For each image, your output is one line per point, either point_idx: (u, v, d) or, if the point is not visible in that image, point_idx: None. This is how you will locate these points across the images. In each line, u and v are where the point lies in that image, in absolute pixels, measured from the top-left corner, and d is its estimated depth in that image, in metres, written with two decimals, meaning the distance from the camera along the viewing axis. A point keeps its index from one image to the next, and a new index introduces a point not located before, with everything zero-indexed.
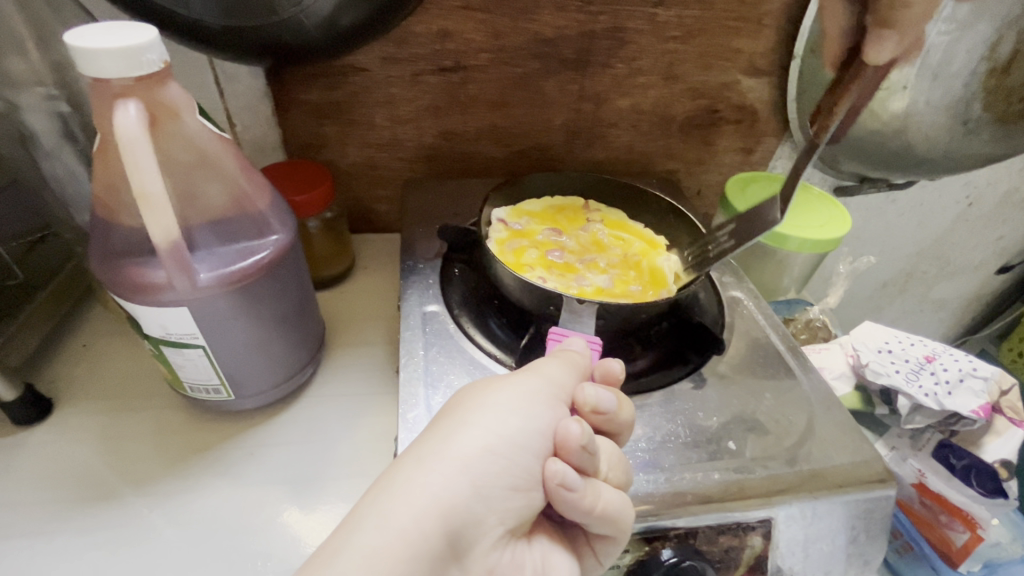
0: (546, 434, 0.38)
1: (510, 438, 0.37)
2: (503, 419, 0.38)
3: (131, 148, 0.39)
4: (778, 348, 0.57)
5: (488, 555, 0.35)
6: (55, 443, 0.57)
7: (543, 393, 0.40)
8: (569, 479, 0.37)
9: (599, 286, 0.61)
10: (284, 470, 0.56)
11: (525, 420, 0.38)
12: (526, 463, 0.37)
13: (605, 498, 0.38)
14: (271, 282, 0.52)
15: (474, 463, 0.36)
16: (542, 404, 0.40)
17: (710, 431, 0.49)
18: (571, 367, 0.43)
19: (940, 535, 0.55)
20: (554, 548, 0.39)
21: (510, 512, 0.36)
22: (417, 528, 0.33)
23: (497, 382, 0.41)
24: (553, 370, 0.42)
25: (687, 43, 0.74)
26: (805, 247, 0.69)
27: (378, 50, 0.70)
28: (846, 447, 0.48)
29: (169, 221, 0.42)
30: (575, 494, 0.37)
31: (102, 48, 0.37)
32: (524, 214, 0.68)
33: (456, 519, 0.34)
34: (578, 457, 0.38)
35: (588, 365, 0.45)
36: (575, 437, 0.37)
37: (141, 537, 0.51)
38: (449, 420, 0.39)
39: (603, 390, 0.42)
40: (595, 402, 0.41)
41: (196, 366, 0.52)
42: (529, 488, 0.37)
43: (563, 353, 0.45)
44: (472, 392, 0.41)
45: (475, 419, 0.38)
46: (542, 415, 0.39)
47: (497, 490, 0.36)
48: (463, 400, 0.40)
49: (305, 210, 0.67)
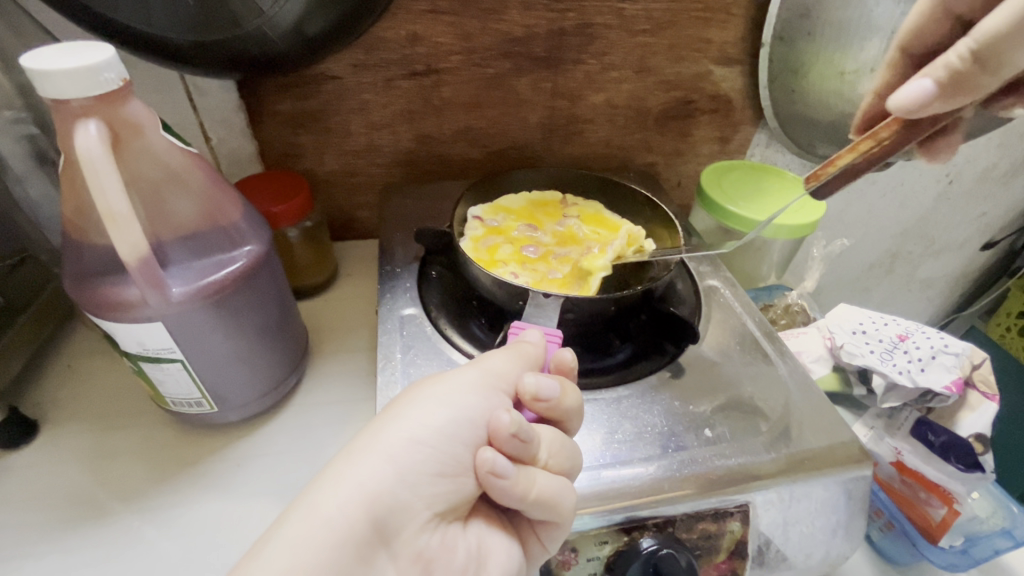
0: (478, 423, 0.40)
1: (437, 428, 0.38)
2: (435, 411, 0.39)
3: (93, 167, 0.39)
4: (754, 334, 0.58)
5: (417, 538, 0.36)
6: (43, 464, 0.57)
7: (478, 383, 0.41)
8: (499, 467, 0.37)
9: (567, 279, 0.62)
10: (270, 480, 0.57)
11: (455, 411, 0.39)
12: (454, 451, 0.38)
13: (541, 485, 0.39)
14: (246, 294, 0.52)
15: (400, 452, 0.37)
16: (476, 395, 0.41)
17: (688, 418, 0.50)
18: (516, 359, 0.45)
19: (920, 513, 0.51)
20: (491, 531, 0.40)
21: (438, 496, 0.37)
22: (343, 518, 0.34)
23: (434, 378, 0.42)
24: (494, 363, 0.43)
25: (657, 36, 0.75)
26: (780, 233, 0.69)
27: (348, 57, 0.70)
28: (823, 430, 0.48)
29: (136, 237, 0.42)
30: (506, 481, 0.38)
31: (58, 69, 0.37)
32: (502, 210, 0.69)
33: (381, 506, 0.36)
34: (511, 445, 0.38)
35: (541, 356, 0.46)
36: (505, 426, 0.38)
37: (131, 551, 0.51)
38: (381, 415, 0.40)
39: (545, 379, 0.42)
40: (535, 390, 0.42)
41: (177, 380, 0.52)
42: (458, 474, 0.38)
43: (517, 346, 0.46)
44: (409, 391, 0.43)
45: (404, 412, 0.39)
46: (475, 405, 0.40)
47: (422, 477, 0.37)
48: (399, 397, 0.42)
49: (283, 221, 0.68)
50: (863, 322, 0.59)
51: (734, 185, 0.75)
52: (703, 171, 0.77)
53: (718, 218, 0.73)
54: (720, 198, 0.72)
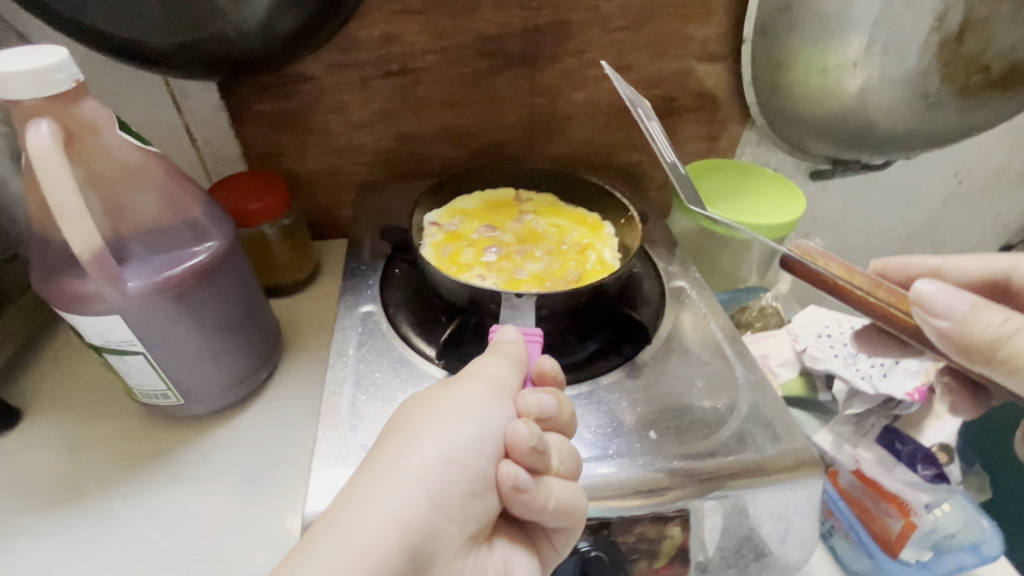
0: (498, 439, 0.39)
1: (463, 447, 0.38)
2: (458, 429, 0.39)
3: (45, 165, 0.41)
4: (717, 336, 0.56)
5: (452, 562, 0.36)
6: (21, 451, 0.60)
7: (491, 396, 0.41)
8: (521, 481, 0.37)
9: (535, 276, 0.61)
10: (233, 472, 0.58)
11: (478, 427, 0.39)
12: (480, 468, 0.38)
13: (558, 494, 0.39)
14: (209, 289, 0.53)
15: (427, 473, 0.36)
16: (493, 409, 0.40)
17: (633, 420, 0.48)
18: (513, 363, 0.44)
19: (879, 526, 0.49)
20: (515, 550, 0.40)
21: (469, 518, 0.37)
22: (377, 544, 0.34)
23: (446, 391, 0.42)
24: (491, 370, 0.43)
25: (636, 33, 0.74)
26: (760, 231, 0.67)
27: (324, 58, 0.71)
28: (776, 433, 0.46)
29: (88, 233, 0.43)
30: (527, 495, 0.37)
31: (10, 70, 0.39)
32: (458, 214, 0.69)
33: (417, 531, 0.35)
34: (530, 459, 0.38)
35: (524, 354, 0.45)
36: (524, 438, 0.38)
37: (98, 535, 0.53)
38: (403, 435, 0.39)
39: (545, 396, 0.41)
40: (537, 409, 0.41)
41: (141, 372, 0.54)
42: (485, 492, 0.38)
43: (498, 347, 0.45)
44: (423, 407, 0.42)
45: (426, 432, 0.39)
46: (494, 420, 0.40)
47: (453, 499, 0.36)
48: (415, 414, 0.41)
49: (260, 218, 0.69)
50: (828, 325, 0.58)
51: (709, 185, 0.73)
52: (683, 170, 0.75)
53: (693, 218, 0.71)
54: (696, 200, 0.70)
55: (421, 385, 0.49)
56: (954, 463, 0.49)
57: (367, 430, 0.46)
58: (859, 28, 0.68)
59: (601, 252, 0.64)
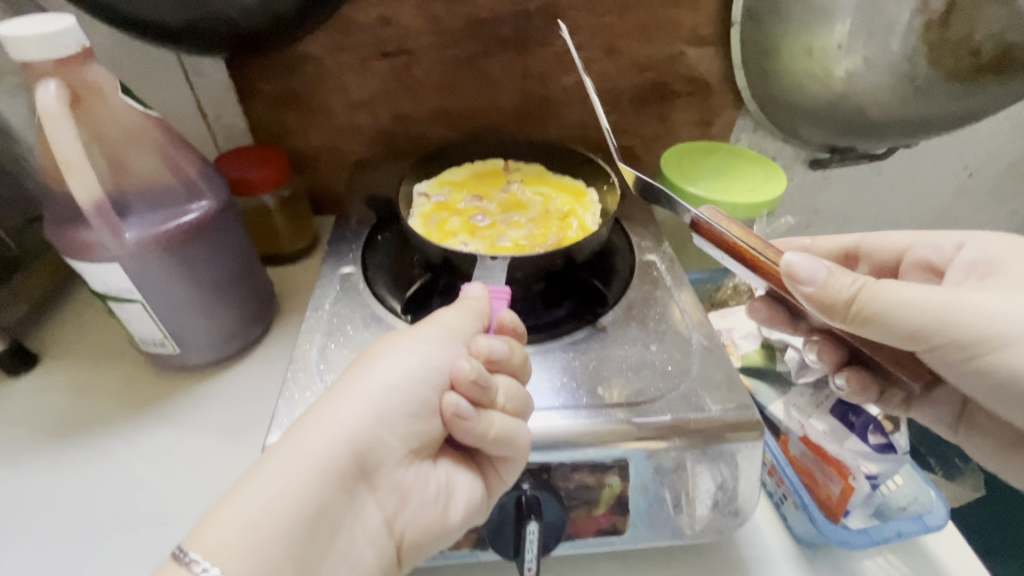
0: (444, 371, 0.42)
1: (409, 375, 0.41)
2: (404, 360, 0.42)
3: (53, 121, 0.46)
4: (678, 306, 0.57)
5: (395, 472, 0.40)
6: (36, 391, 0.65)
7: (442, 335, 0.44)
8: (462, 410, 0.40)
9: (518, 241, 0.62)
10: (220, 418, 0.62)
11: (423, 359, 0.42)
12: (422, 394, 0.41)
13: (499, 425, 0.41)
14: (202, 245, 0.58)
15: (376, 396, 0.40)
16: (441, 345, 0.43)
17: (585, 377, 0.50)
18: (470, 314, 0.46)
19: (823, 491, 0.50)
20: (459, 470, 0.43)
21: (412, 434, 0.41)
22: (326, 450, 0.38)
23: (403, 331, 0.45)
24: (452, 317, 0.45)
25: (622, 17, 0.76)
26: (738, 212, 0.68)
27: (325, 39, 0.76)
28: (723, 396, 0.48)
29: (90, 184, 0.48)
30: (468, 422, 0.41)
31: (24, 34, 0.44)
32: (446, 184, 0.70)
33: (361, 442, 0.39)
34: (472, 391, 0.41)
35: (486, 308, 0.47)
36: (466, 372, 0.41)
37: (97, 466, 0.58)
38: (360, 364, 0.43)
39: (496, 341, 0.44)
40: (487, 351, 0.43)
41: (139, 320, 0.59)
42: (428, 415, 0.41)
43: (460, 300, 0.47)
44: (382, 345, 0.45)
45: (378, 363, 0.42)
46: (440, 354, 0.43)
47: (398, 417, 0.40)
48: (373, 349, 0.45)
49: (259, 187, 0.74)
50: None
51: (688, 163, 0.74)
52: (665, 154, 0.76)
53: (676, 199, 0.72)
54: (677, 179, 0.71)
55: None
56: (900, 432, 0.50)
57: (333, 375, 0.49)
58: (842, 12, 0.69)
59: (582, 218, 0.65)
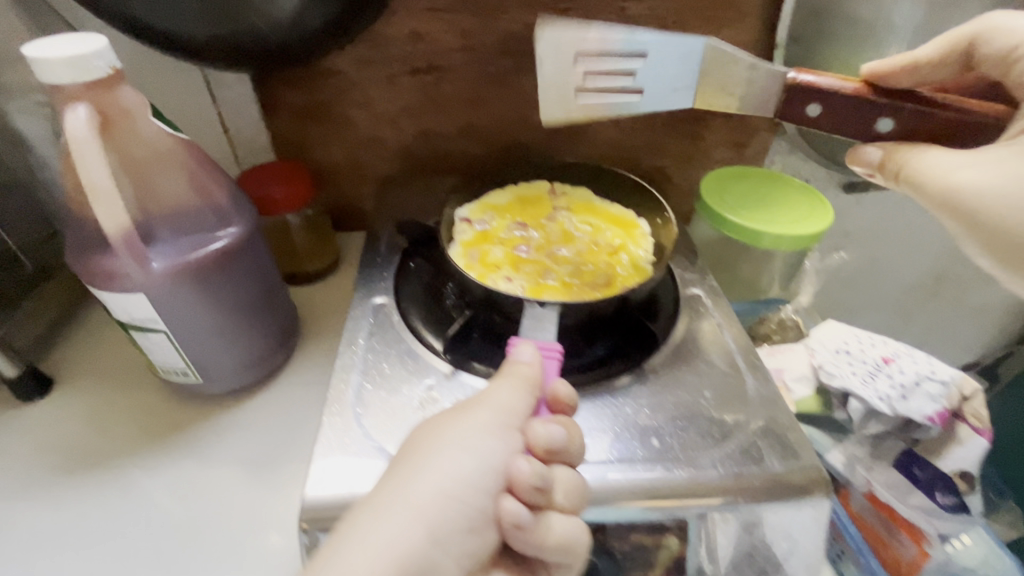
0: (500, 472, 0.36)
1: (463, 481, 0.34)
2: (458, 462, 0.35)
3: (80, 147, 0.43)
4: (730, 346, 0.54)
5: None
6: (50, 418, 0.62)
7: (497, 425, 0.37)
8: (521, 519, 0.34)
9: (566, 280, 0.56)
10: (245, 450, 0.59)
11: (479, 460, 0.35)
12: (478, 503, 0.35)
13: (558, 531, 0.36)
14: (228, 274, 0.55)
15: (428, 510, 0.33)
16: (498, 441, 0.36)
17: (638, 426, 0.47)
18: (525, 388, 0.39)
19: (892, 554, 0.54)
20: None
21: (466, 553, 0.34)
22: None
23: (454, 417, 0.38)
24: (503, 397, 0.38)
25: (662, 36, 0.71)
26: (783, 242, 0.66)
27: (352, 53, 0.71)
28: (790, 453, 0.45)
29: (118, 212, 0.46)
30: (526, 533, 0.35)
31: (52, 57, 0.41)
32: (488, 208, 0.64)
33: (409, 569, 0.32)
34: (532, 495, 0.35)
35: (540, 376, 0.40)
36: (525, 476, 0.35)
37: (121, 501, 0.55)
38: (406, 462, 0.36)
39: (556, 426, 0.37)
40: (547, 441, 0.37)
41: (162, 349, 0.56)
42: (484, 528, 0.35)
43: (512, 368, 0.40)
44: (428, 432, 0.38)
45: (428, 463, 0.35)
46: (497, 452, 0.36)
47: (452, 534, 0.34)
48: (420, 440, 0.38)
49: (281, 207, 0.71)
50: (848, 341, 0.57)
51: (729, 190, 0.72)
52: (705, 179, 0.74)
53: (718, 227, 0.70)
54: (719, 208, 0.69)
55: (428, 378, 0.50)
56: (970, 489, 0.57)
57: (368, 422, 0.46)
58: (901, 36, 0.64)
59: (633, 254, 0.60)
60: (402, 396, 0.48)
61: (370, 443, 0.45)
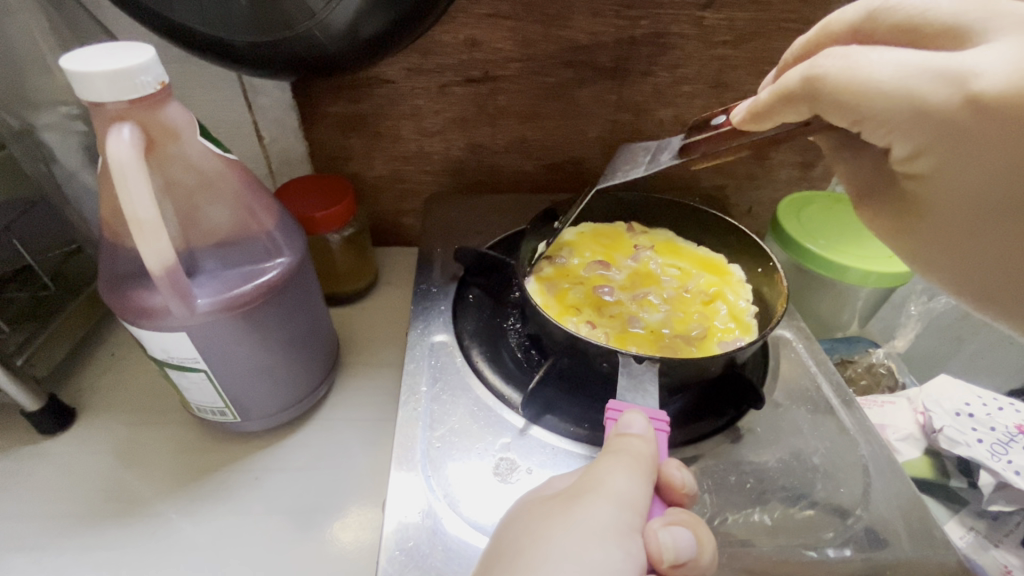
0: None
1: None
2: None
3: (124, 173, 0.39)
4: (830, 400, 0.53)
5: None
6: (75, 452, 0.57)
7: (617, 527, 0.32)
8: None
9: (654, 327, 0.56)
10: (287, 496, 0.53)
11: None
12: None
13: None
14: (277, 307, 0.50)
15: None
16: (618, 549, 0.31)
17: (746, 498, 0.45)
18: (640, 470, 0.35)
19: None
20: None
21: None
22: None
23: (563, 515, 0.33)
24: (620, 485, 0.34)
25: (739, 48, 0.65)
26: (869, 280, 0.60)
27: (402, 61, 0.65)
28: (914, 532, 0.43)
29: (163, 246, 0.41)
30: None
31: (95, 72, 0.36)
32: (565, 245, 0.65)
33: None
34: None
35: (654, 454, 0.36)
36: None
37: (157, 546, 0.49)
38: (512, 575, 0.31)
39: (681, 529, 0.33)
40: (673, 550, 0.32)
41: (200, 389, 0.51)
42: None
43: (623, 445, 0.36)
44: (533, 535, 0.33)
45: None
46: (623, 568, 0.31)
47: None
48: (526, 547, 0.32)
49: (324, 226, 0.64)
50: (971, 405, 0.61)
51: (810, 218, 0.66)
52: (780, 203, 0.69)
53: (794, 255, 0.64)
54: (798, 235, 0.63)
55: (503, 436, 0.48)
56: None
57: (442, 482, 0.44)
58: None
59: (732, 304, 0.59)
60: (478, 455, 0.47)
61: (452, 508, 0.43)
